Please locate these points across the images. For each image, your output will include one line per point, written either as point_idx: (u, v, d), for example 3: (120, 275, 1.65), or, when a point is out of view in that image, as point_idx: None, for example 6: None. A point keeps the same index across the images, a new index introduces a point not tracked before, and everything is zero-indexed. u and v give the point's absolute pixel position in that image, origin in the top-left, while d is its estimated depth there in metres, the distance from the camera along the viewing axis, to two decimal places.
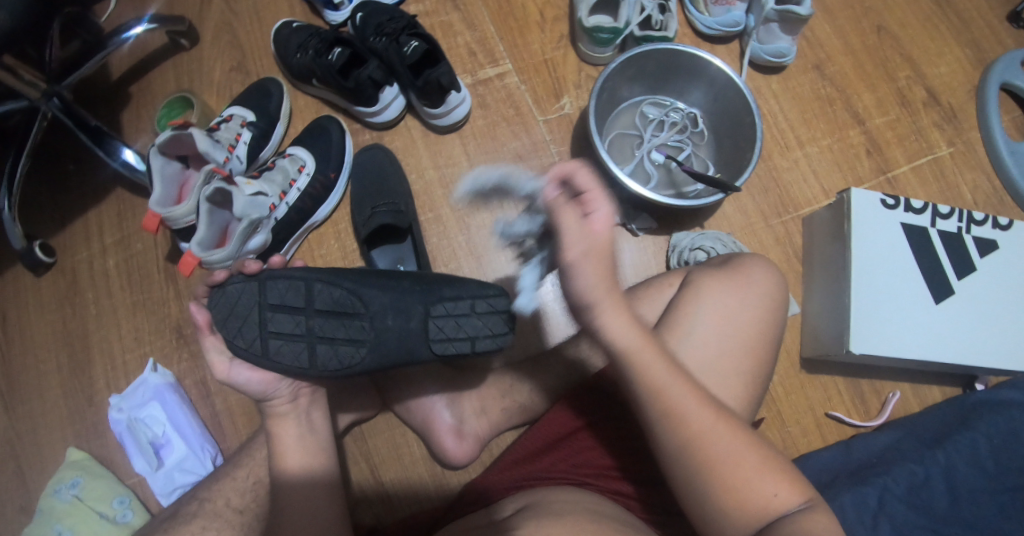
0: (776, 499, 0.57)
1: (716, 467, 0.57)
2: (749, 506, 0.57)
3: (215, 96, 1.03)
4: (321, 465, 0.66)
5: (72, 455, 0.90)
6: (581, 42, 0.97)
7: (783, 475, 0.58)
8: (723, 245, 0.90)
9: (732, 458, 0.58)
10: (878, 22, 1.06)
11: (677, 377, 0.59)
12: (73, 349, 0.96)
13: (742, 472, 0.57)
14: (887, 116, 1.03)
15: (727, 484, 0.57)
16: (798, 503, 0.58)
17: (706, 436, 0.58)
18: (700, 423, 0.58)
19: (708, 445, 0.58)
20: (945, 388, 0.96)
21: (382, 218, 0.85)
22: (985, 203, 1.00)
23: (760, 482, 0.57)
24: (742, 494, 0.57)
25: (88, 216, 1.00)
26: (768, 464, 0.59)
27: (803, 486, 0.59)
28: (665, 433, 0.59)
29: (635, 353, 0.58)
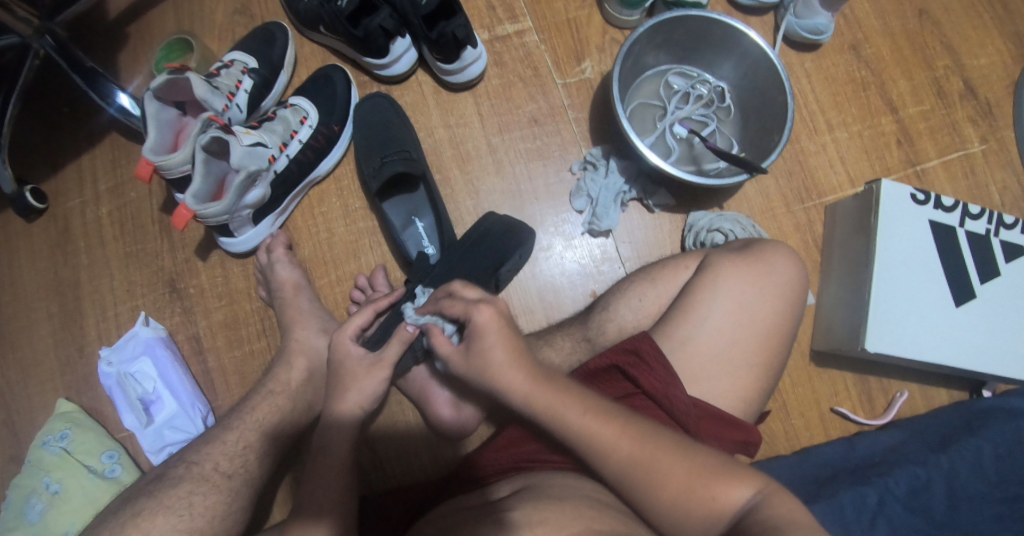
0: (727, 499, 0.53)
1: (658, 487, 0.55)
2: (704, 512, 0.54)
3: (217, 40, 0.98)
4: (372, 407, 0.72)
5: (62, 406, 0.88)
6: (607, 3, 0.92)
7: (739, 474, 0.55)
8: (742, 228, 0.86)
9: (673, 477, 0.55)
10: (920, 5, 0.99)
11: (590, 407, 0.59)
12: (64, 298, 0.93)
13: (688, 487, 0.54)
14: (921, 106, 0.97)
15: (677, 499, 0.55)
16: (751, 496, 0.53)
17: (642, 457, 0.56)
18: (630, 449, 0.57)
19: (643, 467, 0.56)
20: (954, 392, 0.93)
21: (395, 166, 0.81)
22: (1013, 205, 0.95)
23: (706, 489, 0.54)
24: (696, 504, 0.54)
25: (82, 161, 0.96)
26: (715, 467, 0.56)
27: (754, 478, 0.55)
28: (602, 465, 0.58)
29: (545, 403, 0.59)
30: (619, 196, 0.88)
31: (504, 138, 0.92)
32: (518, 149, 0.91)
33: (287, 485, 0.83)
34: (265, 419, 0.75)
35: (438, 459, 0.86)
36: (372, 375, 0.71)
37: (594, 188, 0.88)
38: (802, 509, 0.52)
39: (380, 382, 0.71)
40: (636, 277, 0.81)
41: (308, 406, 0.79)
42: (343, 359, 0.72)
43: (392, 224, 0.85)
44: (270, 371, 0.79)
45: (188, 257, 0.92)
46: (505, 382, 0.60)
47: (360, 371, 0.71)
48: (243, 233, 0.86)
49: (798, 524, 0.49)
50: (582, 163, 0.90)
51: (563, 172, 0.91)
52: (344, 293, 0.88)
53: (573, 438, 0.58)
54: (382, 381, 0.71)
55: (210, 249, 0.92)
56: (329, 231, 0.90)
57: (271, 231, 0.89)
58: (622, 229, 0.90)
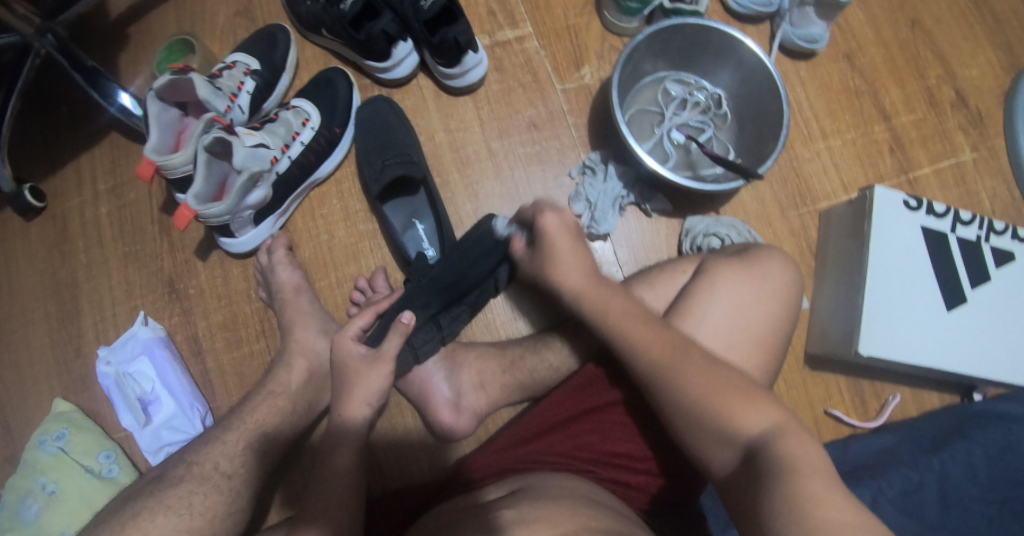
0: (742, 416, 0.58)
1: (685, 387, 0.61)
2: (719, 425, 0.59)
3: (219, 42, 0.98)
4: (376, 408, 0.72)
5: (59, 406, 0.88)
6: (607, 10, 0.93)
7: (762, 401, 0.59)
8: (737, 233, 0.87)
9: (697, 382, 0.61)
10: (913, 16, 1.01)
11: (634, 310, 0.67)
12: (62, 298, 0.93)
13: (709, 395, 0.60)
14: (913, 114, 0.98)
15: (699, 402, 0.60)
16: (769, 424, 0.57)
17: (674, 359, 0.63)
18: (663, 349, 0.64)
19: (674, 366, 0.63)
20: (945, 396, 0.95)
21: (396, 169, 0.81)
22: (1003, 213, 0.96)
23: (727, 405, 0.59)
24: (713, 416, 0.59)
25: (81, 160, 0.96)
26: (741, 388, 0.60)
27: (776, 408, 0.59)
28: (638, 359, 0.65)
29: (592, 293, 0.68)
30: (618, 200, 0.89)
31: (504, 142, 0.92)
32: (518, 153, 0.92)
33: (287, 484, 0.83)
34: (265, 419, 0.75)
35: (436, 459, 0.86)
36: (374, 369, 0.71)
37: (593, 192, 0.89)
38: (814, 443, 0.55)
39: (383, 378, 0.71)
40: (635, 280, 0.82)
41: (308, 406, 0.79)
42: (344, 357, 0.72)
43: (392, 227, 0.85)
44: (270, 372, 0.80)
45: (188, 258, 0.92)
46: (562, 279, 0.68)
47: (362, 367, 0.71)
48: (243, 234, 0.87)
49: (809, 472, 0.51)
50: (581, 168, 0.91)
51: (562, 176, 0.92)
52: (344, 294, 0.89)
53: (618, 331, 0.66)
54: (385, 376, 0.71)
55: (210, 250, 0.92)
56: (329, 232, 0.90)
57: (271, 232, 0.89)
58: (620, 233, 0.91)
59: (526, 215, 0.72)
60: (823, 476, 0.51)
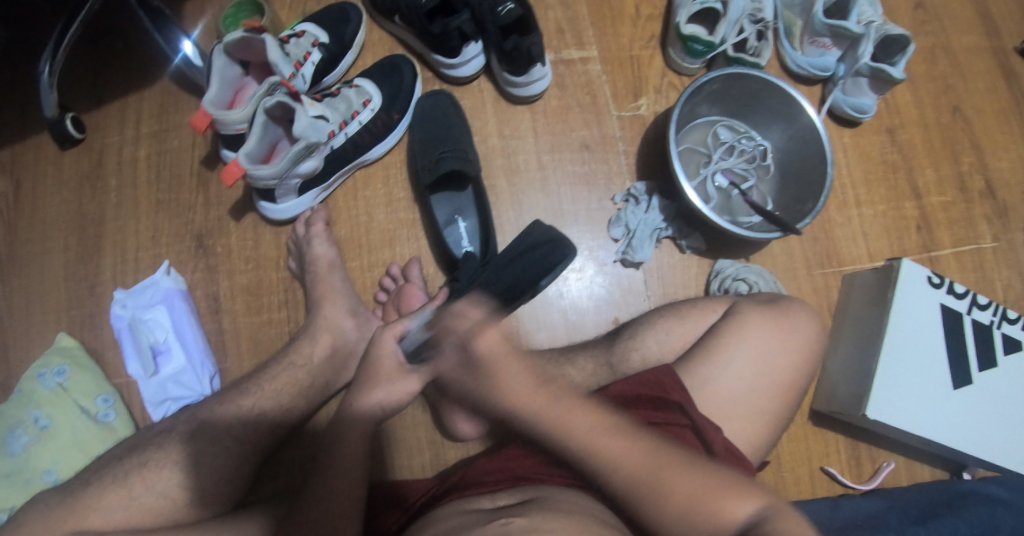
0: (731, 512, 0.55)
1: (664, 499, 0.57)
2: (709, 526, 0.55)
3: (288, 8, 0.99)
4: (395, 405, 0.70)
5: (62, 341, 0.86)
6: (672, 48, 0.96)
7: (744, 491, 0.57)
8: (766, 282, 0.89)
9: (679, 485, 0.57)
10: (955, 103, 1.05)
11: (600, 421, 0.62)
12: (85, 232, 0.91)
13: (694, 497, 0.56)
14: (943, 197, 1.02)
15: (684, 509, 0.56)
16: (756, 510, 0.55)
17: (650, 470, 0.58)
18: (639, 459, 0.59)
19: (653, 476, 0.58)
20: (936, 470, 0.98)
21: (450, 164, 0.82)
22: (1015, 303, 1.00)
23: (711, 504, 0.56)
24: (702, 519, 0.55)
25: (128, 100, 0.95)
26: (723, 484, 0.58)
27: (759, 495, 0.57)
28: (612, 475, 0.59)
29: (552, 411, 0.63)
30: (656, 232, 0.90)
31: (554, 156, 0.94)
32: (566, 170, 0.94)
33: (283, 459, 0.82)
34: (281, 390, 0.75)
35: (438, 457, 0.86)
36: (407, 380, 0.70)
37: (633, 220, 0.91)
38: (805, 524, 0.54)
39: (408, 392, 0.70)
40: (665, 311, 0.83)
41: (325, 384, 0.79)
42: (380, 360, 0.71)
43: (435, 219, 0.86)
44: (293, 343, 0.79)
45: (221, 215, 0.92)
46: (514, 396, 0.63)
47: (394, 375, 0.70)
48: (284, 202, 0.86)
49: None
50: (625, 195, 0.93)
51: (604, 200, 0.94)
52: (373, 279, 0.89)
53: (584, 452, 0.61)
54: (411, 391, 0.70)
55: (245, 212, 0.92)
56: (368, 215, 0.90)
57: (312, 204, 0.89)
58: (653, 264, 0.93)
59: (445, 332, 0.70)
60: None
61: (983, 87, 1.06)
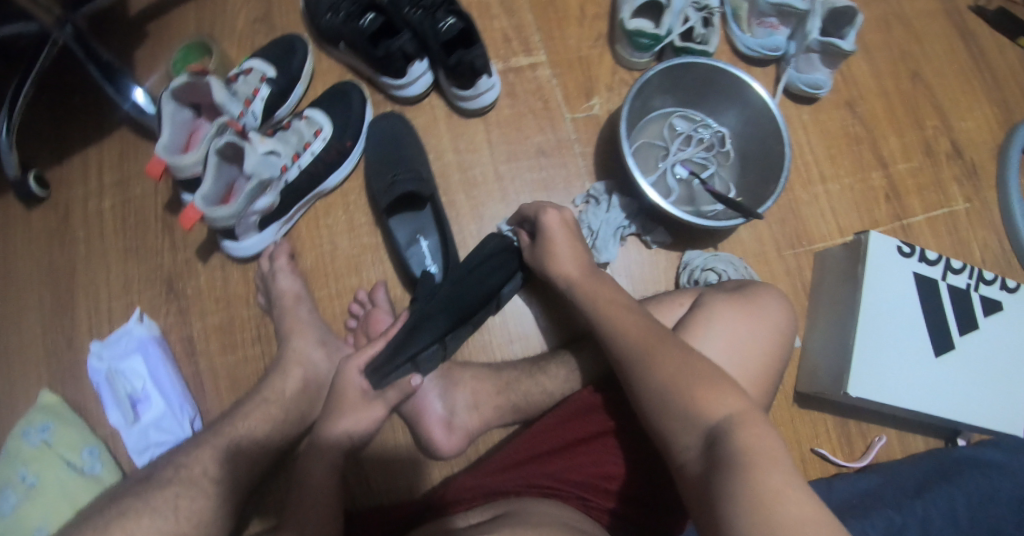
0: (709, 402, 0.55)
1: (655, 371, 0.60)
2: (684, 409, 0.56)
3: (236, 46, 1.00)
4: (361, 431, 0.71)
5: (44, 397, 0.87)
6: (619, 44, 0.96)
7: (729, 387, 0.56)
8: (735, 270, 0.89)
9: (670, 363, 0.60)
10: (914, 68, 1.04)
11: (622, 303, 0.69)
12: (58, 288, 0.92)
13: (676, 380, 0.58)
14: (910, 163, 1.01)
15: (667, 386, 0.58)
16: (730, 411, 0.54)
17: (648, 346, 0.63)
18: (641, 338, 0.64)
19: (648, 353, 0.62)
20: (929, 440, 0.97)
21: (404, 186, 0.82)
22: (992, 263, 0.99)
23: (693, 389, 0.56)
24: (678, 402, 0.57)
25: (89, 152, 0.96)
26: (710, 377, 0.58)
27: (743, 397, 0.55)
28: (618, 343, 0.65)
29: (587, 282, 0.73)
30: (619, 230, 0.90)
31: (511, 165, 0.94)
32: (524, 177, 0.94)
33: (271, 492, 0.83)
34: (257, 425, 0.76)
35: (423, 476, 0.86)
36: (369, 408, 0.72)
37: (595, 221, 0.90)
38: (768, 432, 0.51)
39: (373, 419, 0.72)
40: None
41: (300, 416, 0.79)
42: (344, 387, 0.73)
43: (396, 241, 0.86)
44: (265, 379, 0.80)
45: (189, 258, 0.93)
46: (560, 267, 0.75)
47: (359, 403, 0.72)
48: (246, 239, 0.87)
49: (762, 457, 0.48)
50: (586, 197, 0.93)
51: (566, 204, 0.94)
52: (343, 306, 0.89)
53: (602, 317, 0.69)
54: (376, 418, 0.72)
55: (211, 252, 0.93)
56: (332, 243, 0.91)
57: (275, 238, 0.90)
58: (620, 263, 0.93)
59: (529, 213, 0.81)
60: (784, 474, 0.47)
61: (941, 49, 1.05)
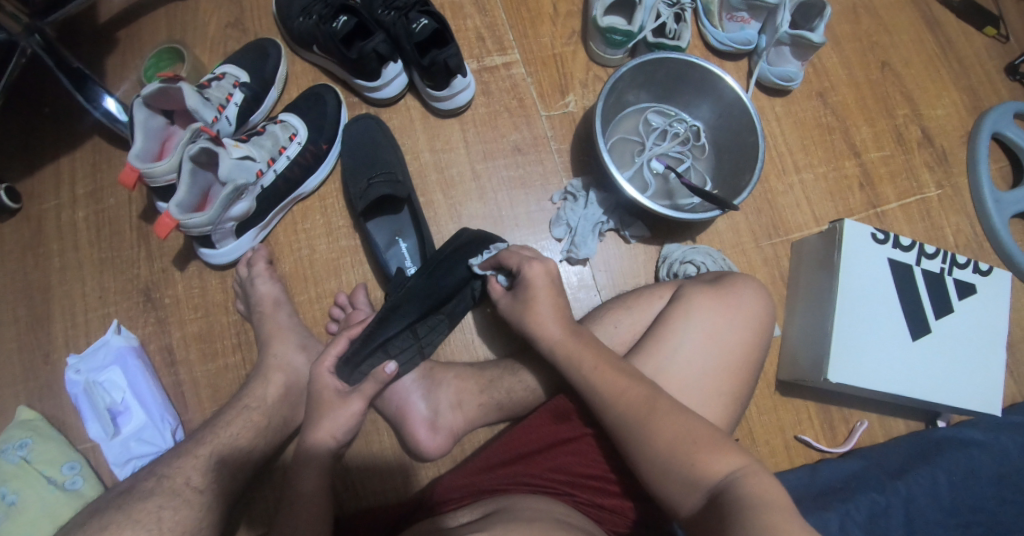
0: (710, 467, 0.58)
1: (653, 438, 0.62)
2: (685, 475, 0.58)
3: (208, 51, 0.99)
4: (345, 432, 0.71)
5: (22, 414, 0.86)
6: (593, 42, 0.96)
7: (724, 448, 0.59)
8: (713, 261, 0.89)
9: (668, 429, 0.61)
10: (883, 58, 1.06)
11: (611, 366, 0.67)
12: (33, 301, 0.91)
13: (675, 446, 0.60)
14: (882, 151, 1.03)
15: (665, 452, 0.60)
16: (732, 469, 0.57)
17: (645, 408, 0.63)
18: (633, 402, 0.64)
19: (643, 421, 0.63)
20: (910, 422, 0.98)
21: (380, 189, 0.82)
22: (965, 247, 1.00)
23: (691, 451, 0.59)
24: (678, 465, 0.59)
25: (61, 163, 0.95)
26: (706, 438, 0.60)
27: (741, 454, 0.58)
28: (609, 409, 0.65)
29: (569, 346, 0.69)
30: (598, 226, 0.90)
31: (488, 164, 0.94)
32: (501, 176, 0.94)
33: (256, 499, 0.82)
34: (238, 434, 0.75)
35: (408, 479, 0.86)
36: (347, 404, 0.71)
37: (574, 217, 0.91)
38: (776, 485, 0.54)
39: (354, 413, 0.71)
40: (612, 305, 0.84)
41: (283, 422, 0.79)
42: (320, 390, 0.72)
43: (376, 245, 0.86)
44: (246, 385, 0.80)
45: (166, 266, 0.92)
46: (543, 330, 0.71)
47: (337, 402, 0.71)
48: (224, 246, 0.86)
49: (770, 505, 0.52)
50: (563, 194, 0.93)
51: (544, 201, 0.94)
52: (323, 310, 0.89)
53: (593, 384, 0.67)
54: (358, 412, 0.71)
55: (188, 260, 0.92)
56: (310, 247, 0.91)
57: (253, 244, 0.89)
58: (598, 258, 0.93)
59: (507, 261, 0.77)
60: (785, 515, 0.51)
61: (909, 39, 1.07)
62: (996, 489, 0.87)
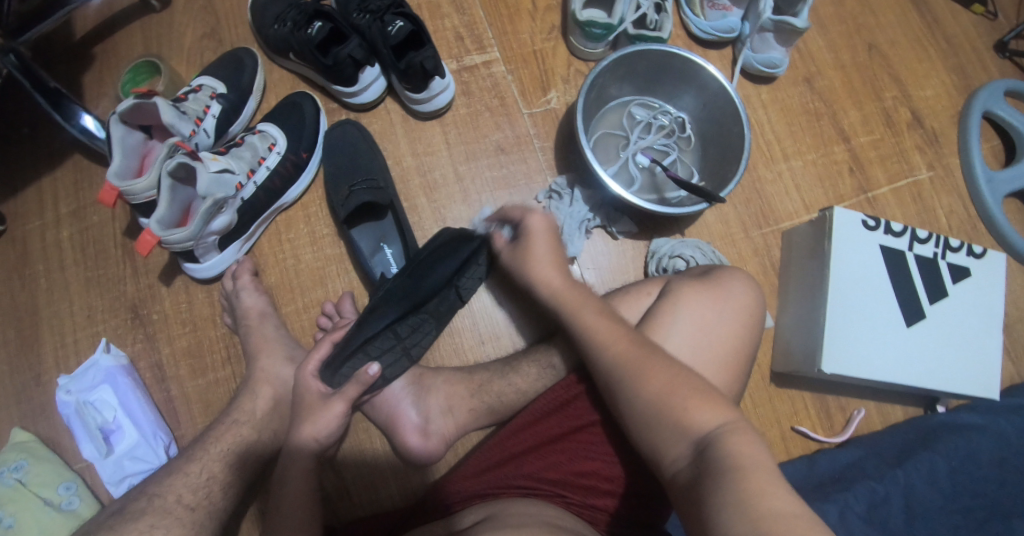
0: (697, 418, 0.57)
1: (643, 387, 0.61)
2: (672, 422, 0.58)
3: (186, 63, 0.98)
4: (328, 434, 0.69)
5: (16, 436, 0.86)
6: (573, 36, 0.95)
7: (716, 401, 0.58)
8: (703, 254, 0.88)
9: (658, 379, 0.61)
10: (869, 39, 1.04)
11: (605, 315, 0.68)
12: (21, 323, 0.91)
13: (663, 396, 0.60)
14: (871, 135, 1.01)
15: (654, 402, 0.60)
16: (717, 421, 0.56)
17: (636, 357, 0.63)
18: (624, 350, 0.64)
19: (635, 366, 0.63)
20: (908, 409, 0.97)
21: (361, 196, 0.81)
22: (959, 229, 0.99)
23: (680, 402, 0.59)
24: (666, 415, 0.59)
25: (42, 182, 0.94)
26: (696, 389, 0.60)
27: (727, 409, 0.57)
28: (602, 355, 0.65)
29: (569, 300, 0.69)
30: (584, 223, 0.89)
31: (471, 166, 0.93)
32: (485, 177, 0.93)
33: (254, 513, 0.82)
34: (227, 449, 0.75)
35: (403, 485, 0.86)
36: (329, 407, 0.70)
37: (559, 215, 0.89)
38: (758, 442, 0.54)
39: (337, 416, 0.69)
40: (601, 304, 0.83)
41: (273, 435, 0.79)
42: (303, 395, 0.71)
43: (360, 251, 0.85)
44: (235, 400, 0.79)
45: (152, 283, 0.91)
46: (541, 278, 0.71)
47: (318, 405, 0.70)
48: (208, 259, 0.86)
49: (748, 460, 0.51)
50: (548, 192, 0.92)
51: (529, 200, 0.93)
52: (310, 319, 0.88)
53: (588, 330, 0.67)
54: (340, 414, 0.69)
55: (175, 275, 0.92)
56: (295, 257, 0.90)
57: (237, 257, 0.88)
58: (587, 256, 0.93)
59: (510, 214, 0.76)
60: (766, 469, 0.50)
61: (895, 18, 1.05)
62: (997, 472, 0.87)
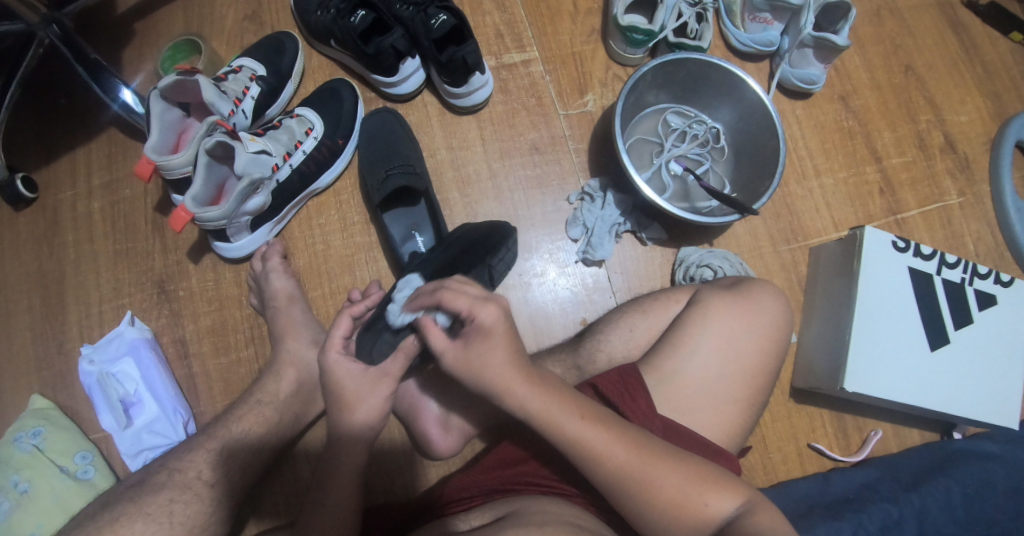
0: (715, 507, 0.58)
1: (653, 493, 0.57)
2: (690, 519, 0.57)
3: (226, 44, 0.99)
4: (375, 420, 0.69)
5: (36, 402, 0.86)
6: (613, 40, 0.95)
7: (723, 483, 0.59)
8: (731, 266, 0.88)
9: (669, 480, 0.58)
10: (907, 62, 1.04)
11: (590, 418, 0.59)
12: (47, 291, 0.91)
13: (677, 500, 0.57)
14: (904, 157, 1.01)
15: (668, 507, 0.57)
16: (734, 506, 0.58)
17: (637, 463, 0.58)
18: (626, 455, 0.58)
19: (641, 473, 0.58)
20: (925, 433, 0.97)
21: (397, 179, 0.81)
22: (986, 256, 0.99)
23: (699, 496, 0.58)
24: (685, 515, 0.57)
25: (77, 153, 0.95)
26: (706, 474, 0.59)
27: (739, 489, 0.59)
28: (596, 466, 0.58)
29: (547, 412, 0.58)
30: (614, 228, 0.90)
31: (504, 163, 0.93)
32: (518, 175, 0.93)
33: (269, 495, 0.82)
34: (248, 429, 0.74)
35: (418, 476, 0.86)
36: (374, 390, 0.68)
37: (590, 218, 0.90)
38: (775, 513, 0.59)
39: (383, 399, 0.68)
40: (628, 307, 0.83)
41: (294, 418, 0.79)
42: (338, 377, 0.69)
43: (392, 238, 0.85)
44: (258, 381, 0.79)
45: (180, 259, 0.92)
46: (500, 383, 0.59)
47: (361, 388, 0.68)
48: (239, 239, 0.86)
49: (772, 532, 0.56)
50: (580, 194, 0.92)
51: (560, 201, 0.93)
52: (336, 305, 0.89)
53: (575, 442, 0.58)
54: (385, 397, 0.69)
55: (203, 253, 0.92)
56: (325, 242, 0.90)
57: (267, 239, 0.89)
58: (615, 260, 0.92)
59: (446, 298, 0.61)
60: None
61: (933, 42, 1.05)
62: (1013, 503, 0.86)
